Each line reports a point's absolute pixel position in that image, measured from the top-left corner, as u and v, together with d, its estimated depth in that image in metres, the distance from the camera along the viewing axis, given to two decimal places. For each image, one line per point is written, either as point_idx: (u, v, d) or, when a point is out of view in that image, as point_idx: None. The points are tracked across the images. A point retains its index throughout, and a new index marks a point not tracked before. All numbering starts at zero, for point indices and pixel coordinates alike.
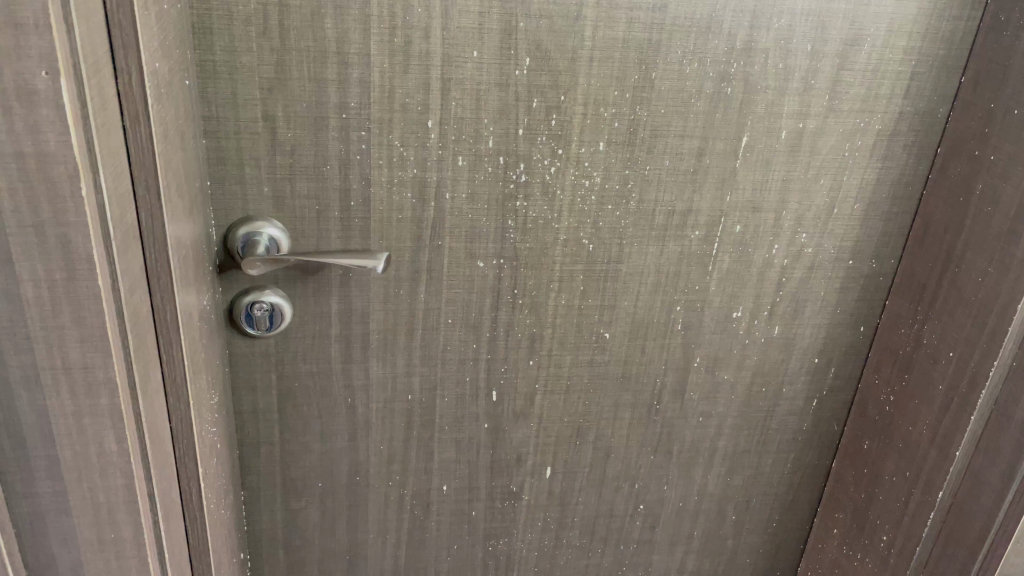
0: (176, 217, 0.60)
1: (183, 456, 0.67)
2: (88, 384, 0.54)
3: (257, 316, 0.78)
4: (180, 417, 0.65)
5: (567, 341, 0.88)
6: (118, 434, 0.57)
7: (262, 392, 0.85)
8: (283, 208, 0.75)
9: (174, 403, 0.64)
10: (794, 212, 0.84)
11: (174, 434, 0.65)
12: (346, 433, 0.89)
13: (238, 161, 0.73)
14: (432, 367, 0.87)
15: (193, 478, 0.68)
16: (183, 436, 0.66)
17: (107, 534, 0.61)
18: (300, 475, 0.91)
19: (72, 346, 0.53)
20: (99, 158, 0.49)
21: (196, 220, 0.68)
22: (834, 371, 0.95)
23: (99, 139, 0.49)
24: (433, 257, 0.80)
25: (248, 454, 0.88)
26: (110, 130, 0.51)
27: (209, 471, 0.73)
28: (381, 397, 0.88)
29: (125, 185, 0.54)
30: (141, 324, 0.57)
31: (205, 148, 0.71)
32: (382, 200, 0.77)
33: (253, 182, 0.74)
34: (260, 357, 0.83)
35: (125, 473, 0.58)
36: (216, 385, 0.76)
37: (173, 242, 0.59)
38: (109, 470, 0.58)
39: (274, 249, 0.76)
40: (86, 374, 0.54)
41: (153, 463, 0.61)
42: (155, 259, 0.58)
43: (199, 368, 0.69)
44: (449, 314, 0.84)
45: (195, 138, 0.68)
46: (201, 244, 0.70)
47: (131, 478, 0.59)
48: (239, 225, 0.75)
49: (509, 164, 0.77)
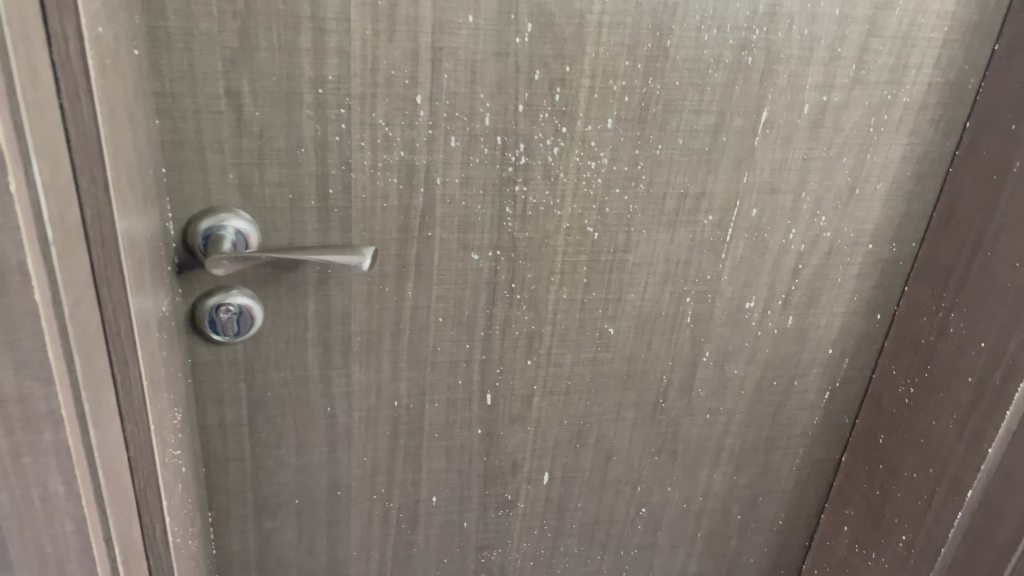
0: (127, 211, 0.51)
1: (144, 488, 0.58)
2: (27, 418, 0.45)
3: (222, 321, 0.69)
4: (140, 445, 0.56)
5: (568, 338, 0.80)
6: (67, 474, 0.47)
7: (230, 403, 0.76)
8: (250, 196, 0.66)
9: (133, 430, 0.55)
10: (815, 193, 0.77)
11: (134, 465, 0.56)
12: (324, 445, 0.81)
13: (198, 145, 0.63)
14: (420, 371, 0.79)
15: (157, 513, 0.59)
16: (145, 466, 0.57)
17: None
18: (274, 492, 0.82)
19: (5, 374, 0.44)
20: (32, 146, 0.39)
21: (152, 212, 0.59)
22: (848, 362, 0.89)
23: (31, 122, 0.39)
24: (422, 250, 0.72)
25: (215, 472, 0.79)
26: (44, 110, 0.41)
27: (175, 499, 0.64)
28: (364, 404, 0.79)
29: (66, 177, 0.44)
30: (90, 343, 0.48)
31: (158, 131, 0.61)
32: (364, 188, 0.68)
33: (215, 168, 0.64)
34: (228, 366, 0.74)
35: (76, 518, 0.49)
36: (179, 400, 0.66)
37: (128, 246, 0.50)
38: (57, 516, 0.49)
39: (242, 244, 0.67)
40: (25, 406, 0.45)
41: (110, 502, 0.52)
42: (103, 264, 0.48)
43: (160, 385, 0.59)
44: (439, 313, 0.76)
45: (147, 119, 0.58)
46: (158, 240, 0.61)
47: (84, 524, 0.50)
48: (199, 219, 0.65)
49: (507, 145, 0.68)
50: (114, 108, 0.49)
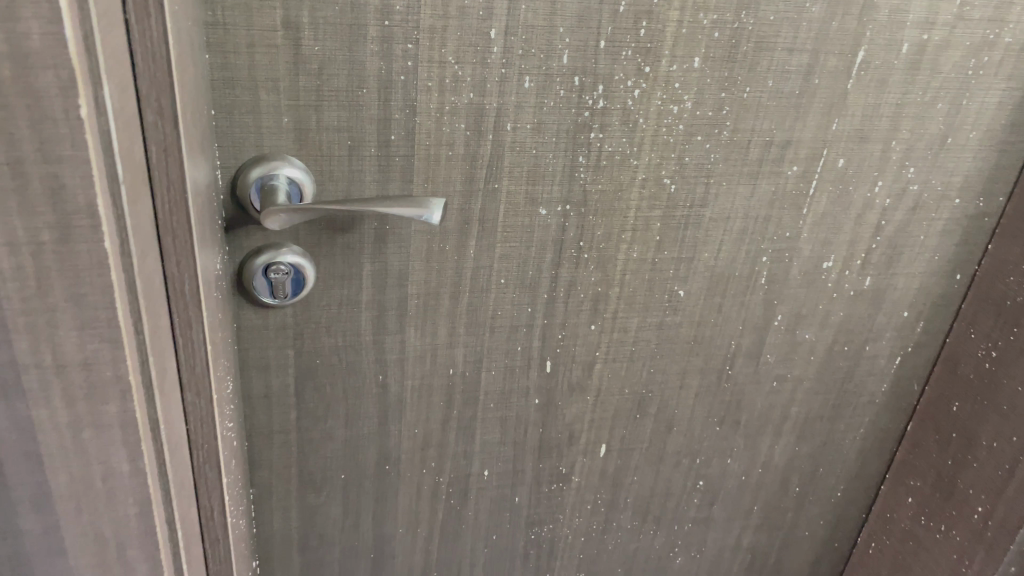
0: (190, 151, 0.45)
1: (204, 466, 0.52)
2: (90, 386, 0.39)
3: (273, 283, 0.63)
4: (201, 417, 0.50)
5: (635, 300, 0.75)
6: (133, 450, 0.42)
7: (275, 372, 0.70)
8: (305, 142, 0.60)
9: (193, 400, 0.49)
10: (904, 142, 0.71)
11: (193, 439, 0.51)
12: (374, 416, 0.75)
13: (250, 83, 0.57)
14: (478, 337, 0.73)
15: (215, 493, 0.53)
16: (205, 441, 0.51)
17: None
18: (320, 467, 0.77)
19: (66, 335, 0.38)
20: (102, 62, 0.33)
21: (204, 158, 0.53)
22: (923, 326, 0.84)
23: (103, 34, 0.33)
24: (487, 204, 0.66)
25: (258, 447, 0.73)
26: (112, 23, 0.35)
27: (230, 476, 0.58)
28: (418, 373, 0.74)
29: (132, 106, 0.38)
30: (154, 300, 0.42)
31: (209, 66, 0.55)
32: (429, 134, 0.62)
33: (269, 110, 0.58)
34: (275, 331, 0.68)
35: (139, 500, 0.44)
36: (230, 368, 0.60)
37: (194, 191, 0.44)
38: (119, 497, 0.43)
39: (295, 195, 0.61)
40: (89, 373, 0.39)
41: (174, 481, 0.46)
42: (167, 210, 0.42)
43: (217, 351, 0.54)
44: (502, 274, 0.70)
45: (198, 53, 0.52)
46: (210, 189, 0.55)
47: (148, 506, 0.44)
48: (248, 167, 0.59)
49: (585, 86, 0.62)
50: (178, 30, 0.43)
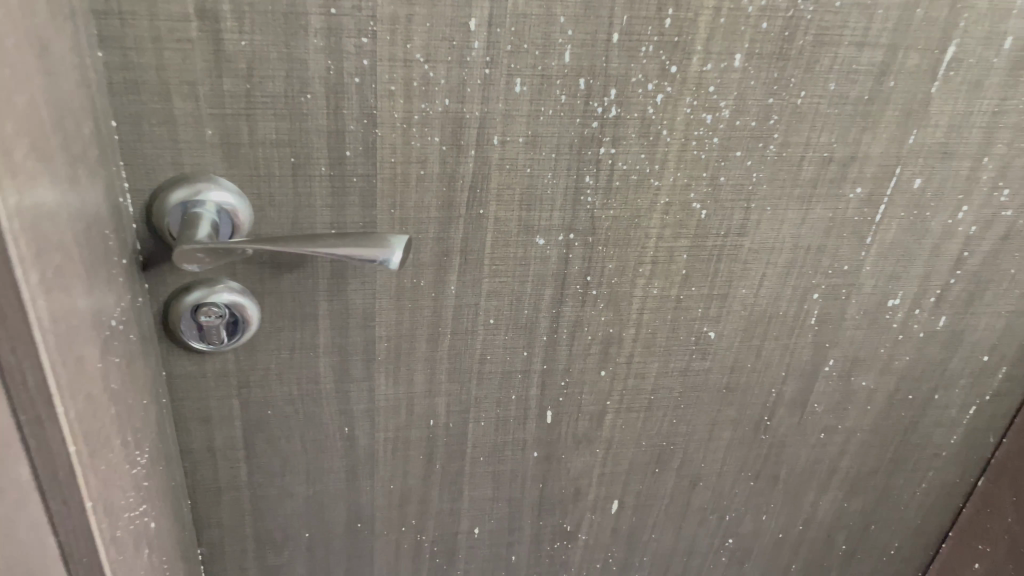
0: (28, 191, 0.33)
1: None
2: None
3: (205, 328, 0.52)
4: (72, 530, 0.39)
5: (655, 343, 0.62)
6: None
7: (219, 425, 0.58)
8: (236, 160, 0.48)
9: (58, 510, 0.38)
10: (999, 158, 0.57)
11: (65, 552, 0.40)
12: (342, 472, 0.64)
13: (161, 87, 0.44)
14: (463, 384, 0.61)
15: None
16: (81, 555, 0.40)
17: None
18: (279, 525, 0.66)
19: None
20: None
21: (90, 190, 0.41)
22: (1005, 372, 0.70)
23: None
24: (470, 232, 0.53)
25: (204, 504, 0.62)
26: None
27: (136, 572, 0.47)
28: (392, 424, 0.62)
29: None
30: None
31: (103, 66, 0.43)
32: (393, 149, 0.49)
33: (186, 122, 0.46)
34: (215, 380, 0.56)
35: None
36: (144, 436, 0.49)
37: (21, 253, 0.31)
38: None
39: (225, 223, 0.48)
40: None
41: None
42: None
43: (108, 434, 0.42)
44: (491, 313, 0.57)
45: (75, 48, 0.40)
46: (105, 225, 0.43)
47: None
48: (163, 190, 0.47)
49: (593, 90, 0.49)
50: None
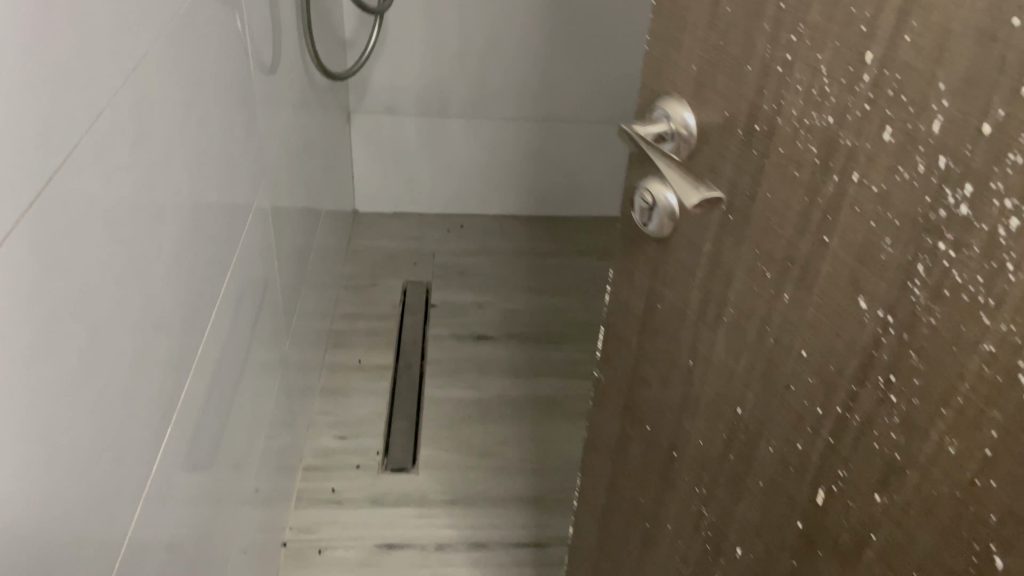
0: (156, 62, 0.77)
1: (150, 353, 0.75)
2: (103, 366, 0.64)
3: (639, 207, 0.70)
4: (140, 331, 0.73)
5: (933, 517, 0.50)
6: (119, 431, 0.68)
7: (638, 290, 0.76)
8: (700, 97, 0.61)
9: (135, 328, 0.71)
10: None
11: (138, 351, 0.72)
12: (678, 396, 0.74)
13: (683, 21, 0.61)
14: (769, 399, 0.63)
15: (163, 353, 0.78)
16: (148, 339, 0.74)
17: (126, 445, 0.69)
18: (641, 403, 0.80)
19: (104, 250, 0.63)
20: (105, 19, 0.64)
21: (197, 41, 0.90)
22: None
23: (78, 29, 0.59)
24: (812, 254, 0.55)
25: (616, 340, 0.82)
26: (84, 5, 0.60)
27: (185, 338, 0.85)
28: (715, 386, 0.68)
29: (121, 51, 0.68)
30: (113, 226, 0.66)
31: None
32: (784, 142, 0.55)
33: (686, 54, 0.62)
34: (647, 254, 0.73)
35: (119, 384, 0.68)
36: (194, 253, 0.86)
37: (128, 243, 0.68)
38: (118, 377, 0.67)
39: (673, 137, 0.64)
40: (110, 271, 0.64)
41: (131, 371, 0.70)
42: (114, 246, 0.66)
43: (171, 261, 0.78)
44: (805, 345, 0.58)
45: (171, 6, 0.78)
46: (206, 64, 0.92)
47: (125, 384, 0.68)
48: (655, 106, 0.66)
49: (949, 176, 0.44)
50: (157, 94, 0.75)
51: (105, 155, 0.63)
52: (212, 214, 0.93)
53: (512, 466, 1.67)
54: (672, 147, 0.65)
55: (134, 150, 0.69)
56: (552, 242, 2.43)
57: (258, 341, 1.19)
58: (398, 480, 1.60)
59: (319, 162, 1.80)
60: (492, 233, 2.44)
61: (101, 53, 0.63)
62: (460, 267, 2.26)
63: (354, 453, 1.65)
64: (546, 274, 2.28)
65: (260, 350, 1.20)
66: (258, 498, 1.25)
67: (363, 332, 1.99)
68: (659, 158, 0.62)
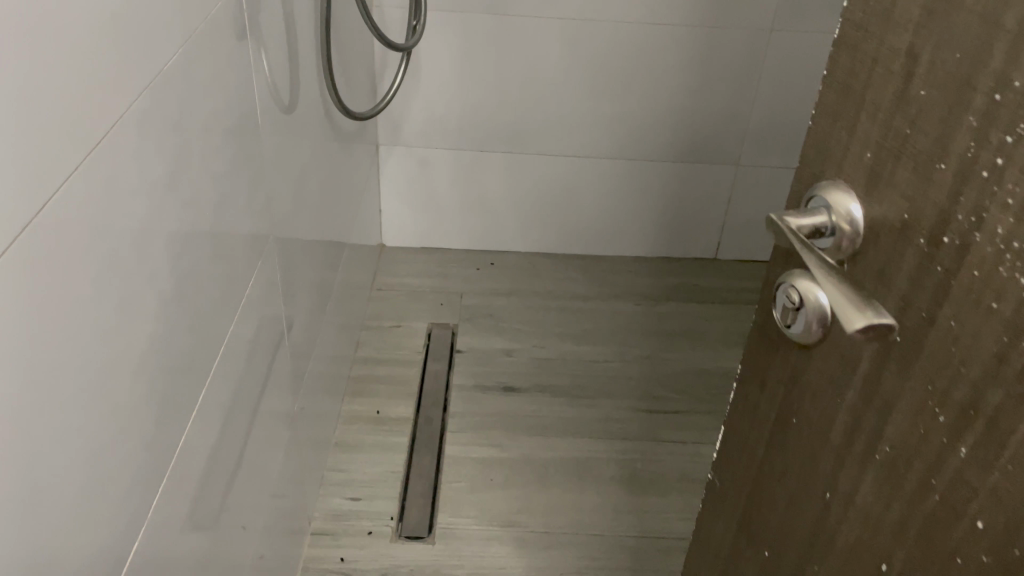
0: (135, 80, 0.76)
1: (106, 378, 0.72)
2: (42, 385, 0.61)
3: (781, 307, 0.58)
4: (99, 354, 0.70)
5: None
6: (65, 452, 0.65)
7: (768, 395, 0.65)
8: (870, 190, 0.51)
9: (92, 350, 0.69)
10: None
11: (94, 373, 0.69)
12: (807, 528, 0.62)
13: (859, 99, 0.51)
14: (925, 566, 0.50)
15: (121, 376, 0.75)
16: (104, 362, 0.71)
17: (70, 467, 0.66)
18: (760, 522, 0.69)
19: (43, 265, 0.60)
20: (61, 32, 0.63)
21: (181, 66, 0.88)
22: None
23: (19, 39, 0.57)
24: (1003, 407, 0.43)
25: (736, 444, 0.71)
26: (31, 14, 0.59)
27: (150, 362, 0.82)
28: (855, 529, 0.57)
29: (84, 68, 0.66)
30: (63, 242, 0.63)
31: (838, 66, 0.53)
32: (979, 262, 0.43)
33: (859, 138, 0.51)
34: (784, 357, 0.62)
35: (65, 405, 0.64)
36: (161, 277, 0.83)
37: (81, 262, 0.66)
38: (63, 396, 0.64)
39: (834, 233, 0.53)
40: (51, 288, 0.61)
41: (80, 393, 0.67)
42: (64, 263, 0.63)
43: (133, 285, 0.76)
44: (981, 515, 0.45)
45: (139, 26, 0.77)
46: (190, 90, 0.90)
47: (70, 406, 0.65)
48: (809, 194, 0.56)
49: None
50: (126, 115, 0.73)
51: (20, 177, 0.57)
52: (177, 250, 0.88)
53: (533, 542, 1.49)
54: (831, 244, 0.53)
55: (75, 179, 0.64)
56: (645, 286, 2.12)
57: (223, 415, 1.09)
58: (410, 551, 1.47)
59: (335, 192, 1.67)
60: (569, 270, 2.16)
61: (39, 53, 0.59)
62: (488, 309, 2.02)
63: (366, 517, 1.54)
64: (633, 332, 1.96)
65: (222, 428, 1.09)
66: (242, 538, 1.21)
67: (384, 380, 1.82)
68: (811, 260, 0.52)
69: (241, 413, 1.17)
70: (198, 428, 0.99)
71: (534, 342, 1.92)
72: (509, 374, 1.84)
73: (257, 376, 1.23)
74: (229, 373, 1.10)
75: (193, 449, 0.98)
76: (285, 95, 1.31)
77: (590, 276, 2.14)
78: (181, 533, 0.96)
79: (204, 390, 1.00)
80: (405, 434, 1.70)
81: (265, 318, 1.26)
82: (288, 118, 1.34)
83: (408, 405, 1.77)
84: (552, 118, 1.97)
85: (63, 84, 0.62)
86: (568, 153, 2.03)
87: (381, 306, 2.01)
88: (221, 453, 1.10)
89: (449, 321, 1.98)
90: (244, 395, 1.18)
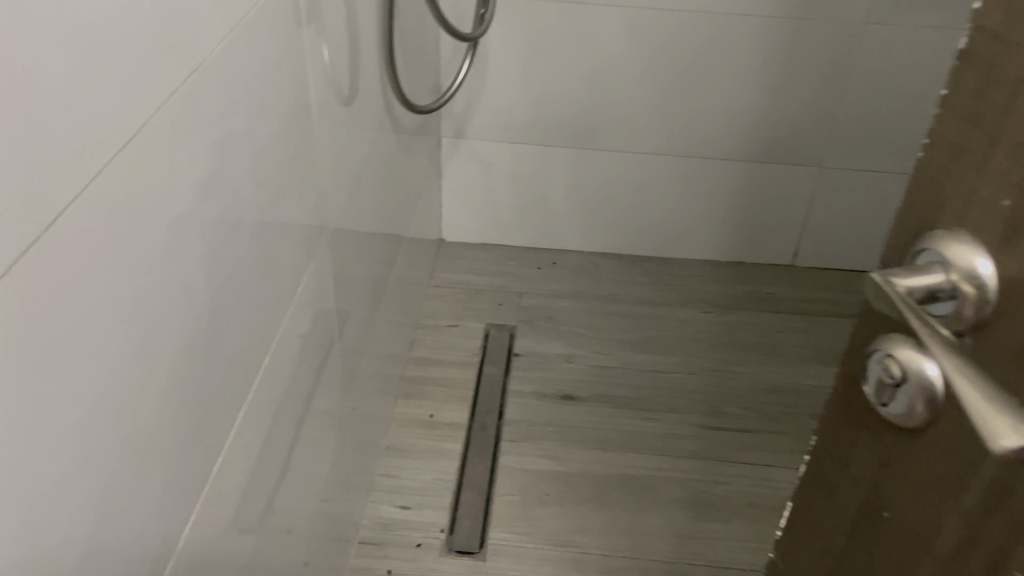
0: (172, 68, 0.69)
1: (130, 392, 0.66)
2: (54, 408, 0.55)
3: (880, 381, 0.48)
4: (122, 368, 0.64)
5: None
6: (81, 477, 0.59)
7: (850, 473, 0.55)
8: (1007, 248, 0.40)
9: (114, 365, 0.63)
10: None
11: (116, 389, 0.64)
12: None
13: (994, 132, 0.41)
14: None
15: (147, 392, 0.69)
16: (128, 376, 0.65)
17: (88, 492, 0.61)
18: None
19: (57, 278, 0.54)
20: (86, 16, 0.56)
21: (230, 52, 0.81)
22: None
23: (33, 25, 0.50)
24: None
25: (803, 521, 0.61)
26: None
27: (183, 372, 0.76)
28: None
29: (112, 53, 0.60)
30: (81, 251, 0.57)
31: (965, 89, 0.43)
32: None
33: (993, 181, 0.41)
34: (874, 433, 0.52)
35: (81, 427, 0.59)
36: (199, 282, 0.77)
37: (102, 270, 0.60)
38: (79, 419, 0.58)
39: (953, 298, 0.43)
40: (65, 302, 0.55)
41: (99, 412, 0.61)
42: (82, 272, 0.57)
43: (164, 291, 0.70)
44: None
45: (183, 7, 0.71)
46: (239, 78, 0.84)
47: (87, 428, 0.60)
48: (920, 247, 0.46)
49: None
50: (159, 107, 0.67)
51: (30, 181, 0.51)
52: (217, 253, 0.82)
53: (588, 565, 1.41)
54: (949, 311, 0.43)
55: (90, 183, 0.57)
56: (715, 292, 2.00)
57: (270, 425, 1.03)
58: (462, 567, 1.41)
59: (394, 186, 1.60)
60: (633, 272, 2.06)
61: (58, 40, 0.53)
62: (548, 312, 1.94)
63: (415, 527, 1.48)
64: (701, 342, 1.86)
65: (270, 436, 1.03)
66: (286, 542, 1.15)
67: (438, 382, 1.76)
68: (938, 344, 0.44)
69: (289, 420, 1.10)
70: (240, 443, 0.93)
71: (596, 348, 1.84)
72: (575, 380, 1.76)
73: (307, 379, 1.16)
74: (276, 381, 1.04)
75: (234, 463, 0.92)
76: (345, 85, 1.24)
77: (658, 279, 2.04)
78: (220, 550, 0.91)
79: (246, 404, 0.93)
80: (458, 440, 1.63)
81: (318, 313, 1.20)
82: (347, 111, 1.27)
83: (462, 410, 1.70)
84: (620, 112, 1.87)
85: (77, 74, 0.55)
86: (639, 149, 1.93)
87: (438, 305, 1.95)
88: (267, 462, 1.04)
89: (508, 322, 1.91)
90: (293, 401, 1.12)
